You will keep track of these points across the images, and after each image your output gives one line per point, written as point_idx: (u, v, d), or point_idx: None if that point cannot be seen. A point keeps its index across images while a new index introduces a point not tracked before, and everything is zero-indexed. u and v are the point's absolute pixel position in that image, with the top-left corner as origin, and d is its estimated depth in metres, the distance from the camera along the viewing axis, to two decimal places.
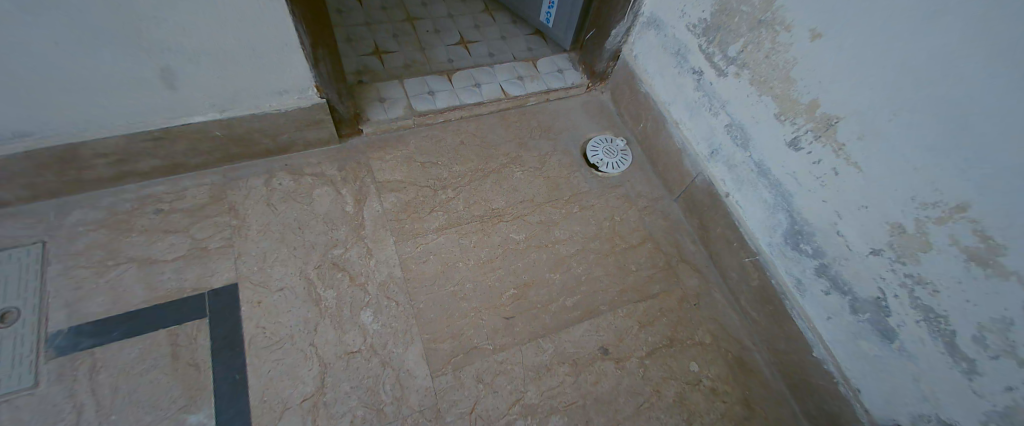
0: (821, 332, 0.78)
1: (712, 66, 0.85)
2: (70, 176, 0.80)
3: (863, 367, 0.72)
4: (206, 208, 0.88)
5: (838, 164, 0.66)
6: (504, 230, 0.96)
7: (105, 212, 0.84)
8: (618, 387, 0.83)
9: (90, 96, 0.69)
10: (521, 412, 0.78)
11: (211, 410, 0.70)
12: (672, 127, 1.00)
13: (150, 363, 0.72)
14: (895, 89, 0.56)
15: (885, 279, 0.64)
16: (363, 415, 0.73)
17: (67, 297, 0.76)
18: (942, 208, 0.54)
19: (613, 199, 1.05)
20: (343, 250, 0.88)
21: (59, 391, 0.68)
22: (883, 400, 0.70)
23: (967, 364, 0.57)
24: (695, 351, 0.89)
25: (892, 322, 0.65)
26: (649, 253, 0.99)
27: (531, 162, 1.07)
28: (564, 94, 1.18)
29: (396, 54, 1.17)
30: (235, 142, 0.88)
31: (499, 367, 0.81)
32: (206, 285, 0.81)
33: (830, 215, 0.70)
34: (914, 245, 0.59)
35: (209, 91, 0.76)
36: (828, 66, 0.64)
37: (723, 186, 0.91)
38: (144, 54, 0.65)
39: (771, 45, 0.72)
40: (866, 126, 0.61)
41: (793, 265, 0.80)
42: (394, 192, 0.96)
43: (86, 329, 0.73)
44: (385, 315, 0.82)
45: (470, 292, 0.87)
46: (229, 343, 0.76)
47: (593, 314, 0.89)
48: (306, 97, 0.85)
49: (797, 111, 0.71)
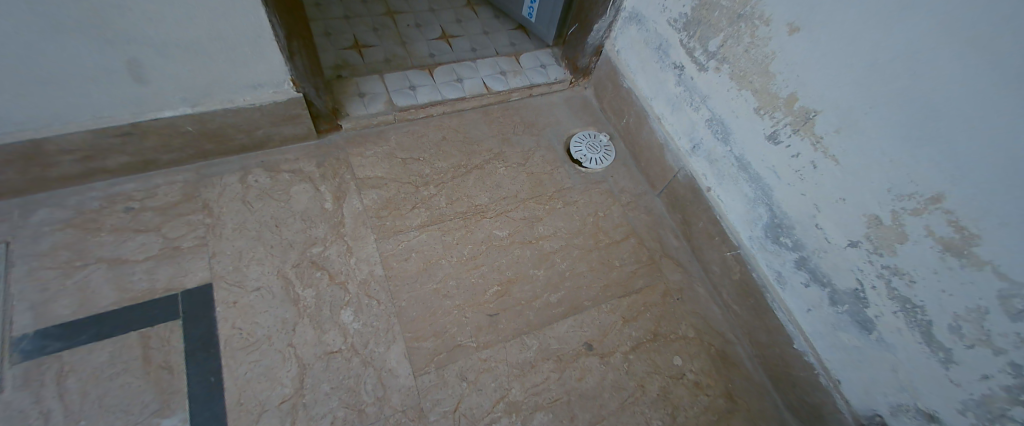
0: (802, 324, 0.79)
1: (694, 61, 0.85)
2: (34, 174, 0.77)
3: (842, 359, 0.73)
4: (179, 206, 0.85)
5: (816, 157, 0.67)
6: (487, 227, 0.95)
7: (72, 211, 0.81)
8: (602, 382, 0.83)
9: (52, 90, 0.66)
10: (505, 409, 0.77)
11: (186, 414, 0.68)
12: (654, 123, 1.00)
13: (121, 367, 0.70)
14: (872, 82, 0.56)
15: (863, 271, 0.65)
16: (344, 415, 0.72)
17: (33, 299, 0.73)
18: (918, 199, 0.55)
19: (597, 195, 1.05)
20: (323, 248, 0.86)
21: (24, 397, 0.66)
22: (863, 390, 0.71)
23: (944, 353, 0.57)
24: (678, 345, 0.89)
25: (870, 313, 0.66)
26: (633, 248, 0.99)
27: (514, 157, 1.06)
28: (547, 89, 1.18)
29: (376, 48, 1.15)
30: (209, 139, 0.86)
31: (483, 364, 0.80)
32: (179, 286, 0.78)
33: (810, 208, 0.70)
34: (890, 237, 0.59)
35: (179, 84, 0.74)
36: (805, 60, 0.64)
37: (704, 180, 0.91)
38: (109, 45, 0.63)
39: (750, 39, 0.72)
40: (844, 119, 0.61)
41: (773, 259, 0.80)
42: (374, 189, 0.95)
43: (54, 332, 0.71)
44: (366, 314, 0.81)
45: (453, 289, 0.86)
46: (204, 345, 0.74)
47: (576, 310, 0.89)
48: (282, 92, 0.83)
49: (776, 104, 0.71)
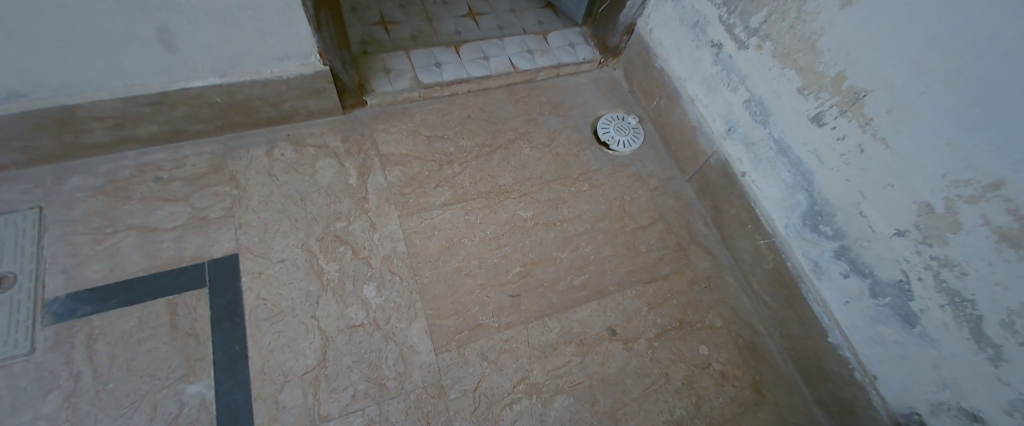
0: (839, 317, 0.75)
1: (733, 39, 0.81)
2: (67, 140, 0.78)
3: (881, 354, 0.70)
4: (207, 177, 0.86)
5: (863, 139, 0.63)
6: (511, 207, 0.93)
7: (103, 179, 0.82)
8: (626, 368, 0.81)
9: (86, 56, 0.67)
10: (526, 391, 0.76)
11: (211, 381, 0.69)
12: (687, 104, 0.97)
13: (149, 332, 0.71)
14: (931, 59, 0.52)
15: (909, 261, 0.61)
16: (365, 389, 0.72)
17: (65, 263, 0.74)
18: (974, 186, 0.51)
19: (624, 178, 1.02)
20: (346, 223, 0.85)
21: (56, 357, 0.67)
22: (901, 387, 0.68)
23: (993, 351, 0.54)
24: (705, 334, 0.87)
25: (915, 306, 0.62)
26: (660, 234, 0.96)
27: (540, 138, 1.04)
28: (574, 69, 1.14)
29: (402, 25, 1.13)
30: (237, 110, 0.86)
31: (504, 345, 0.79)
32: (206, 255, 0.79)
33: (853, 194, 0.67)
34: (943, 225, 0.55)
35: (208, 53, 0.73)
36: (856, 34, 0.60)
37: (739, 165, 0.88)
38: (141, 12, 0.62)
39: (796, 14, 0.68)
40: (897, 99, 0.57)
41: (811, 248, 0.77)
42: (398, 166, 0.94)
43: (84, 296, 0.72)
44: (388, 290, 0.80)
45: (476, 268, 0.85)
46: (229, 314, 0.74)
47: (600, 295, 0.87)
48: (309, 64, 0.82)
49: (822, 84, 0.67)
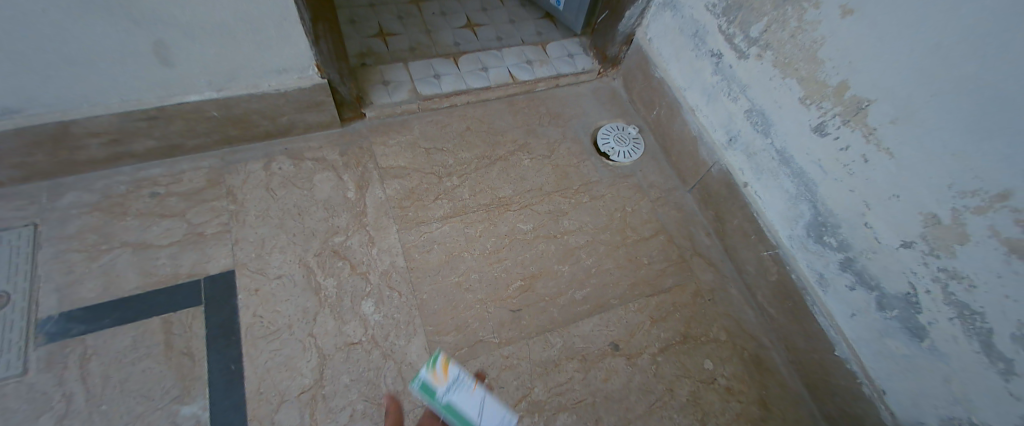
0: (846, 330, 0.74)
1: (733, 48, 0.80)
2: (62, 156, 0.78)
3: (889, 367, 0.68)
4: (203, 191, 0.85)
5: (867, 150, 0.62)
6: (511, 220, 0.92)
7: (99, 195, 0.81)
8: (629, 384, 0.79)
9: (82, 71, 0.66)
10: (528, 409, 0.74)
11: (205, 402, 0.68)
12: (687, 114, 0.96)
13: (143, 351, 0.70)
14: (935, 68, 0.52)
15: (916, 273, 0.60)
16: (363, 409, 0.70)
17: (58, 281, 0.73)
18: (981, 197, 0.50)
19: (625, 189, 1.01)
20: (345, 237, 0.85)
21: (48, 379, 0.66)
22: (911, 401, 0.67)
23: (1004, 365, 0.52)
24: (709, 348, 0.85)
25: (923, 319, 0.61)
26: (662, 246, 0.95)
27: (540, 149, 1.03)
28: (574, 80, 1.14)
29: (401, 37, 1.13)
30: (235, 124, 0.85)
31: (505, 361, 0.78)
32: (201, 272, 0.78)
33: (858, 205, 0.65)
34: (949, 237, 0.54)
35: (206, 67, 0.73)
36: (858, 44, 0.60)
37: (740, 176, 0.87)
38: (137, 26, 0.62)
39: (797, 23, 0.67)
40: (901, 108, 0.56)
41: (815, 259, 0.75)
42: (397, 179, 0.93)
43: (78, 315, 0.71)
44: (387, 306, 0.79)
45: (475, 283, 0.84)
46: (225, 332, 0.73)
47: (603, 309, 0.86)
48: (307, 77, 0.82)
49: (824, 94, 0.66)
